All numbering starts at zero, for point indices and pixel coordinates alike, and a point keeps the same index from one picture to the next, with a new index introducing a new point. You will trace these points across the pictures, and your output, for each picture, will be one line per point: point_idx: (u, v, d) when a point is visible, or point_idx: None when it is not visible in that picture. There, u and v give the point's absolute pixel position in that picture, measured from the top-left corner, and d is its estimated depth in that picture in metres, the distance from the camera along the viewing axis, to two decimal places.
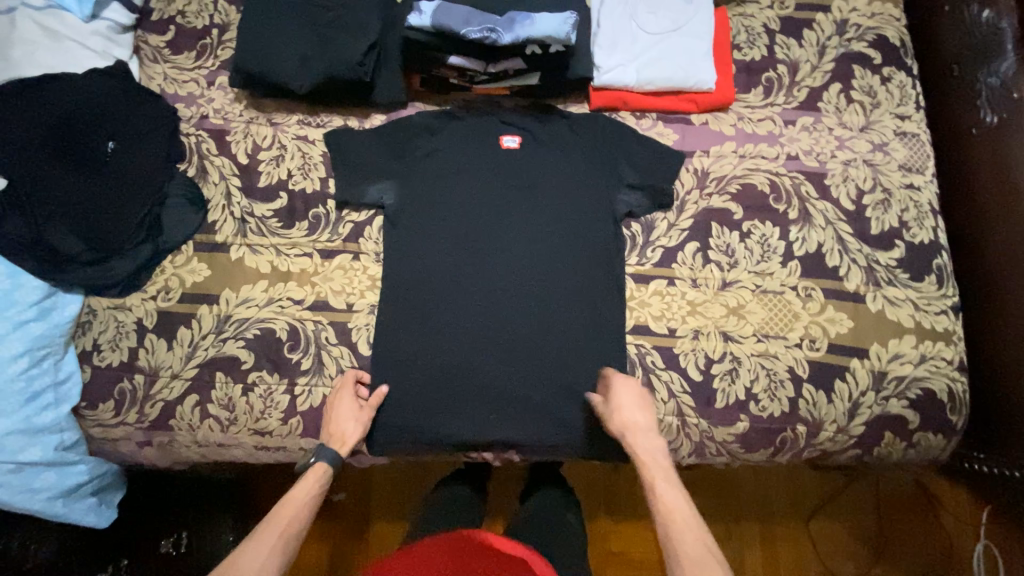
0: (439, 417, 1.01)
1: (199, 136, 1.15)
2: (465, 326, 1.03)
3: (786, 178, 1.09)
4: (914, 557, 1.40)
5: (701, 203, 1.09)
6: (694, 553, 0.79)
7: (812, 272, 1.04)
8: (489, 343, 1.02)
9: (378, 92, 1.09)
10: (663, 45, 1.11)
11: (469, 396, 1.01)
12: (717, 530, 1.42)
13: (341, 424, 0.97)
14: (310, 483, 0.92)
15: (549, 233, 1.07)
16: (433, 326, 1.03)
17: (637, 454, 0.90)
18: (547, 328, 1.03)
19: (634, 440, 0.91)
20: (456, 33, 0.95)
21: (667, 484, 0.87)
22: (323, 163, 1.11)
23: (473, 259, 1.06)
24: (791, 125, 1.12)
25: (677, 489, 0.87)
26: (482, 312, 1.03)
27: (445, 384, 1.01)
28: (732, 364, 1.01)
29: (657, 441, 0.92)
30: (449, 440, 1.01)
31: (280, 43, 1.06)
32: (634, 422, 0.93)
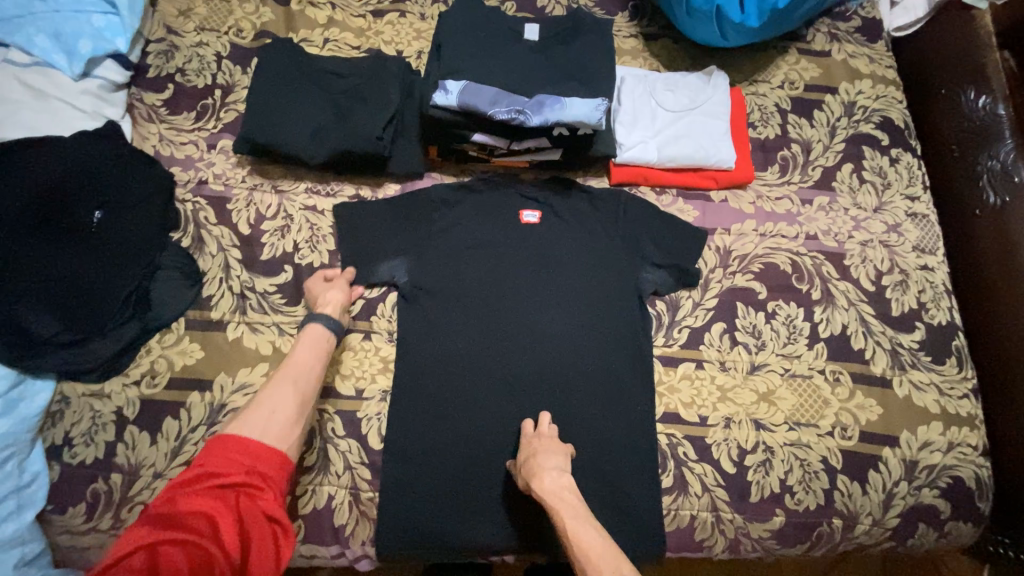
0: (459, 518, 0.92)
1: (196, 203, 1.07)
2: (487, 414, 0.96)
3: (807, 258, 1.09)
4: None
5: (725, 282, 1.07)
6: None
7: (837, 355, 1.03)
8: (514, 432, 0.96)
9: (395, 163, 1.05)
10: (683, 122, 1.12)
11: (492, 492, 0.93)
12: None
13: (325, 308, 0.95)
14: (308, 347, 0.88)
15: (574, 313, 1.02)
16: (454, 414, 0.96)
17: (547, 501, 0.82)
18: (574, 416, 0.97)
19: (540, 482, 0.83)
20: (484, 113, 0.91)
21: (580, 524, 0.79)
22: (332, 235, 1.05)
23: (495, 340, 1.00)
24: (808, 204, 1.13)
25: (593, 532, 0.78)
26: (506, 398, 0.97)
27: (467, 479, 0.94)
28: (765, 454, 0.97)
29: (569, 484, 0.85)
30: (469, 544, 0.92)
31: (293, 111, 1.01)
32: (542, 461, 0.86)
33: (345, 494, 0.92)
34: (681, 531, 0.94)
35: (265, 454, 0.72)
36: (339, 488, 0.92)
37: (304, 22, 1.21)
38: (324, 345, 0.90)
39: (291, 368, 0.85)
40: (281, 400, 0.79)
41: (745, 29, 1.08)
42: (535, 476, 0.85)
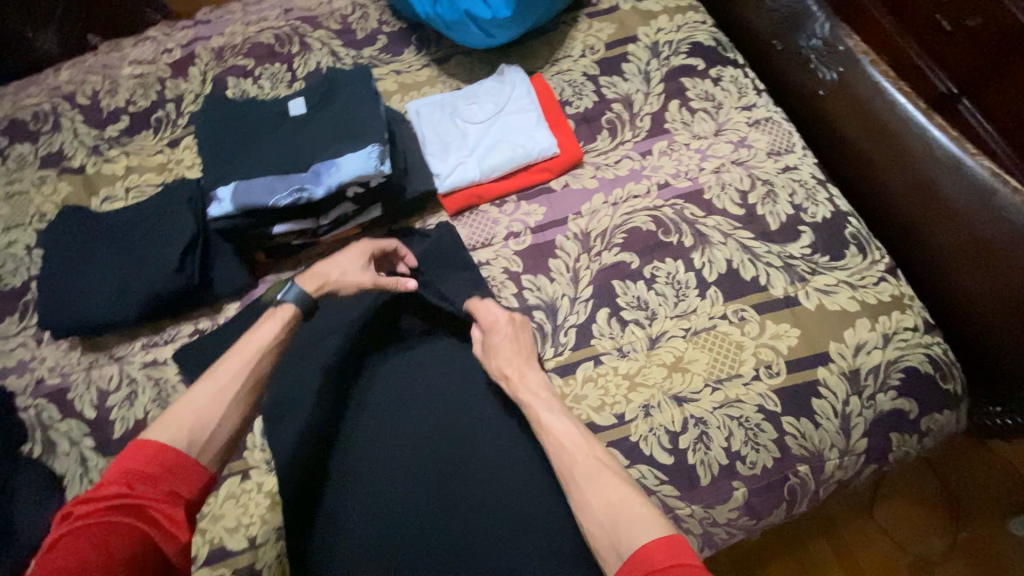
0: None
1: (39, 405, 0.99)
2: (384, 457, 0.88)
3: (666, 209, 1.02)
4: (990, 506, 1.29)
5: (593, 265, 1.00)
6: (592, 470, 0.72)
7: (734, 293, 0.95)
8: (419, 467, 0.87)
9: (219, 286, 0.99)
10: (494, 128, 1.08)
11: (409, 540, 0.83)
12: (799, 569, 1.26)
13: (329, 270, 0.90)
14: (273, 326, 0.81)
15: (436, 375, 0.93)
16: (355, 466, 0.88)
17: (520, 395, 0.84)
18: (470, 440, 0.88)
19: (512, 385, 0.85)
20: (265, 206, 0.86)
21: (553, 416, 0.80)
22: (181, 382, 0.97)
23: (383, 377, 0.94)
24: (649, 155, 1.08)
25: (569, 425, 0.79)
26: (407, 432, 0.89)
27: (382, 528, 0.84)
28: (699, 428, 0.87)
29: (535, 380, 0.86)
30: None
31: (93, 277, 0.95)
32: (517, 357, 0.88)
33: None
34: None
35: (184, 469, 0.64)
36: None
37: (104, 180, 1.17)
38: (286, 323, 0.82)
39: (231, 364, 0.75)
40: (211, 406, 0.70)
41: (502, 20, 1.06)
42: (501, 381, 0.87)
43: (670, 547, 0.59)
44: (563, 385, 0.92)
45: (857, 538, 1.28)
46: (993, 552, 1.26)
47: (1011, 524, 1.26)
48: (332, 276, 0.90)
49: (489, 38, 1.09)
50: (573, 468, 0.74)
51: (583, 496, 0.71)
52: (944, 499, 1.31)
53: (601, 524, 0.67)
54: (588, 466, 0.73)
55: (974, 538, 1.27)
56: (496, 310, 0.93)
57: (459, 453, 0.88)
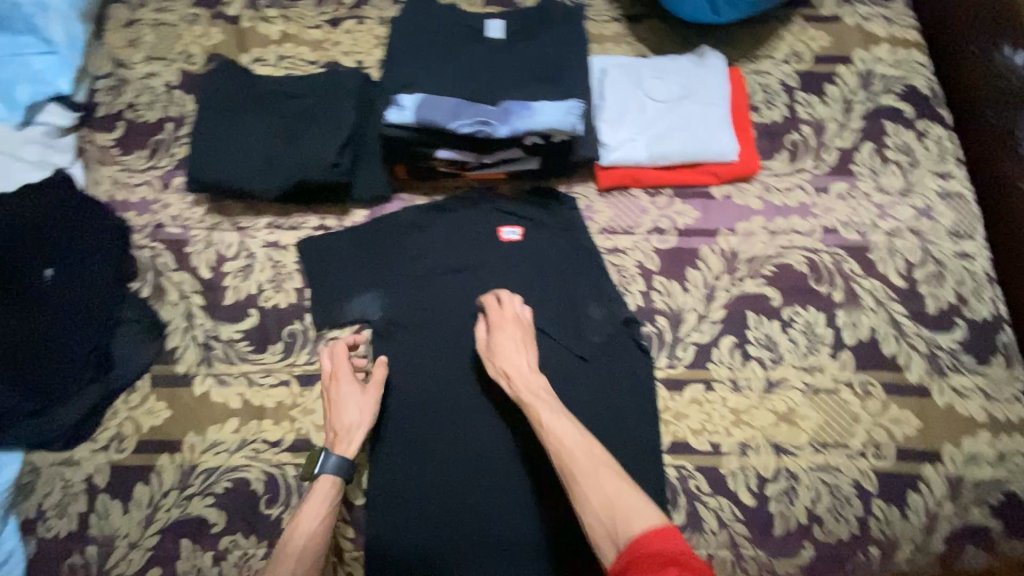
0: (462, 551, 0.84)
1: (155, 249, 0.99)
2: (440, 443, 0.88)
3: (824, 255, 0.97)
4: None
5: (733, 289, 0.96)
6: (592, 478, 0.71)
7: (866, 363, 0.92)
8: (472, 472, 0.86)
9: (358, 190, 0.96)
10: (675, 112, 1.00)
11: (436, 533, 0.85)
12: None
13: (345, 415, 0.85)
14: (317, 505, 0.79)
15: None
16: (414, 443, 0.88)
17: (522, 395, 0.81)
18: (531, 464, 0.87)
19: (510, 381, 0.82)
20: (443, 127, 0.81)
21: (553, 414, 0.78)
22: (298, 272, 0.96)
23: (481, 368, 0.90)
24: (824, 193, 1.01)
25: (569, 422, 0.77)
26: (474, 433, 0.88)
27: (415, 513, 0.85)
28: (789, 481, 0.87)
29: (540, 384, 0.82)
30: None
31: (243, 143, 0.92)
32: (518, 360, 0.84)
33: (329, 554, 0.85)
34: None
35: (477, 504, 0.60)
36: None
37: (256, 39, 1.11)
38: (331, 499, 0.80)
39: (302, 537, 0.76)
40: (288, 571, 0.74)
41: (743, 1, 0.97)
42: (500, 380, 0.84)
43: (659, 536, 0.64)
44: (668, 397, 0.90)
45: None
46: None
47: None
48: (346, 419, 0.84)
49: (715, 17, 1.02)
50: (570, 461, 0.73)
51: (585, 500, 0.70)
52: None
53: (602, 521, 0.68)
54: (588, 464, 0.72)
55: None
56: (512, 306, 0.88)
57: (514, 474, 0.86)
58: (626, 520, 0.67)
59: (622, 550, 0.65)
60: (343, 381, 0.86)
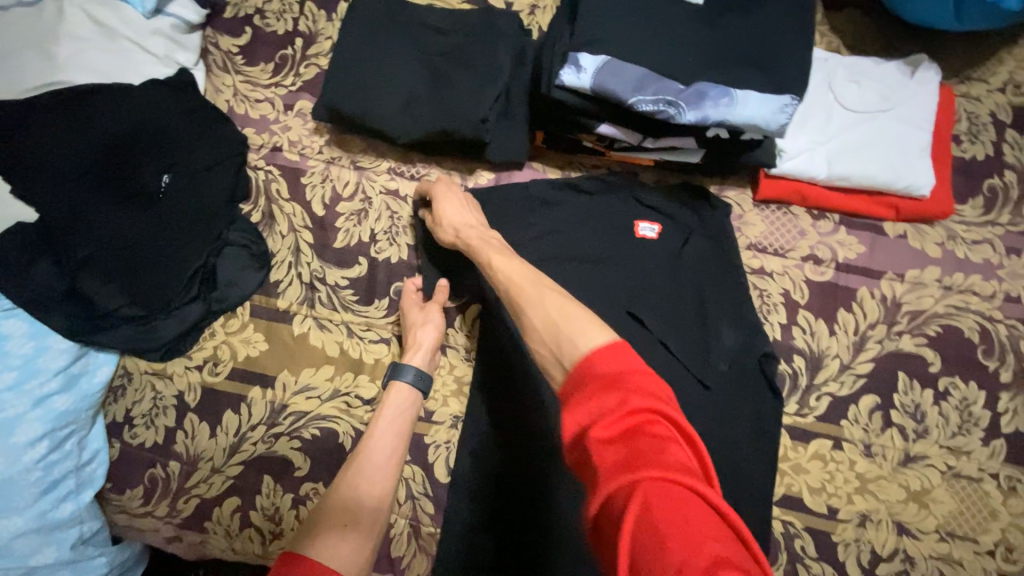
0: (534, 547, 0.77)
1: (269, 173, 0.94)
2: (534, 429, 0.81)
3: (1001, 327, 0.85)
4: None
5: (887, 343, 0.85)
6: (533, 295, 0.61)
7: (1017, 458, 0.82)
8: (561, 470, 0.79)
9: (493, 151, 0.86)
10: (867, 128, 0.86)
11: (510, 517, 0.79)
12: None
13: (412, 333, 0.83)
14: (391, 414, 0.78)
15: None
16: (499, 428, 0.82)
17: (471, 242, 0.75)
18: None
19: (464, 234, 0.77)
20: (624, 102, 0.71)
21: (495, 252, 0.71)
22: (414, 227, 0.90)
23: None
24: (1017, 255, 0.87)
25: (509, 258, 0.69)
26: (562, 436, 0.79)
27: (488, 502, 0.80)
28: (905, 565, 0.79)
29: (487, 233, 0.77)
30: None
31: (382, 75, 0.84)
32: (468, 219, 0.79)
33: (405, 525, 0.82)
34: None
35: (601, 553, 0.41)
36: (399, 519, 0.82)
37: None
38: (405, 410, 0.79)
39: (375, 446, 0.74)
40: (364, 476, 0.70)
41: (997, 11, 0.79)
42: (455, 241, 0.78)
43: (612, 350, 0.50)
44: (789, 446, 0.82)
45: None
46: None
47: None
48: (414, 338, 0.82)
49: (957, 23, 0.85)
50: (520, 306, 0.62)
51: (534, 332, 0.59)
52: None
53: (545, 340, 0.56)
54: (535, 289, 0.62)
55: None
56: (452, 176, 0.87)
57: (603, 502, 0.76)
58: (573, 339, 0.53)
59: (569, 369, 0.52)
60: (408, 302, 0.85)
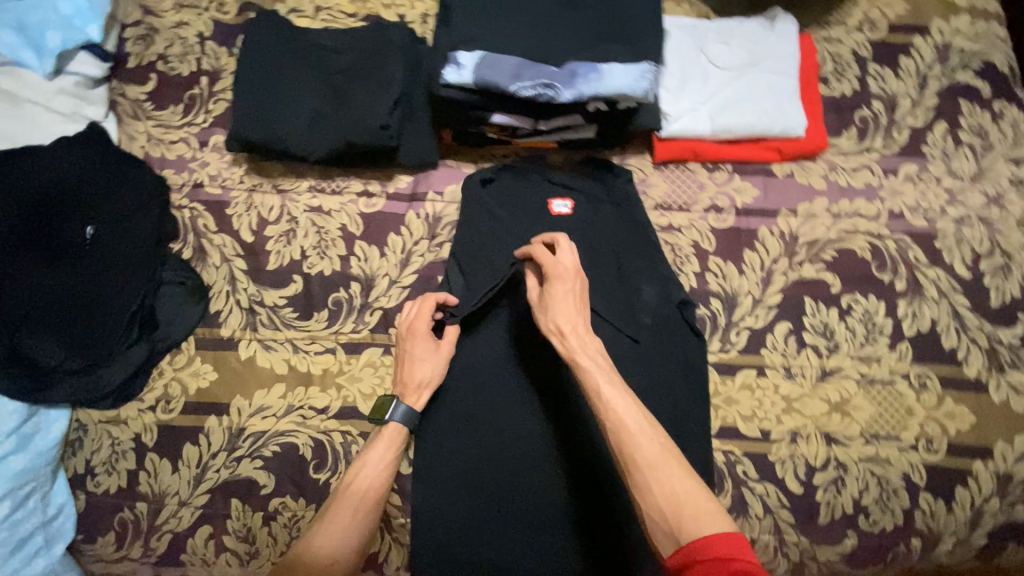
0: (507, 528, 0.83)
1: (194, 210, 0.96)
2: (498, 420, 0.86)
3: (890, 242, 0.92)
4: None
5: (790, 274, 0.92)
6: (648, 456, 0.65)
7: (926, 357, 0.89)
8: (529, 457, 0.85)
9: (404, 153, 0.91)
10: (741, 82, 0.94)
11: (485, 512, 0.83)
12: None
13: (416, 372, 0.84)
14: (382, 453, 0.80)
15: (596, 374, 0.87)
16: (475, 426, 0.86)
17: (574, 356, 0.73)
18: (585, 465, 0.84)
19: (565, 345, 0.74)
20: (505, 90, 0.76)
21: (609, 383, 0.71)
22: (342, 238, 0.94)
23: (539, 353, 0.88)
24: (892, 176, 0.95)
25: (623, 394, 0.70)
26: (534, 422, 0.86)
27: (465, 498, 0.84)
28: (838, 471, 0.86)
29: (595, 346, 0.74)
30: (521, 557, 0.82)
31: (284, 99, 0.88)
32: (565, 320, 0.75)
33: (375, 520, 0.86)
34: None
35: None
36: None
37: None
38: (394, 449, 0.80)
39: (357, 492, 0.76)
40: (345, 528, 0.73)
41: None
42: (552, 336, 0.75)
43: (729, 541, 0.58)
44: (718, 382, 0.89)
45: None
46: None
47: None
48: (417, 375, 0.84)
49: None
50: (634, 450, 0.66)
51: (645, 480, 0.64)
52: None
53: (666, 516, 0.62)
54: (653, 453, 0.65)
55: None
56: (569, 257, 0.79)
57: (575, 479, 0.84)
58: (690, 521, 0.61)
59: (685, 542, 0.60)
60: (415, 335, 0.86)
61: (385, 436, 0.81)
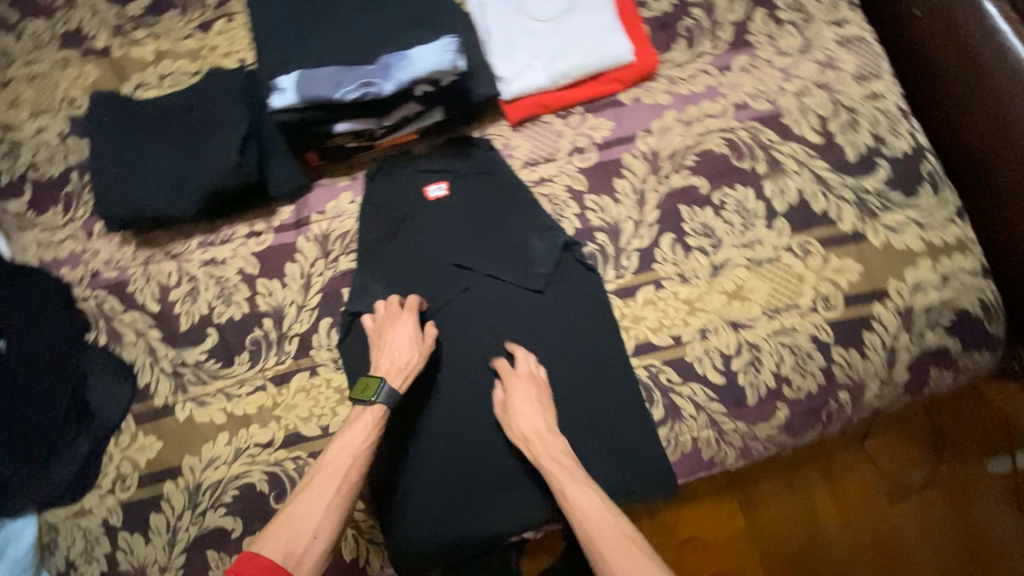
0: (485, 493, 0.88)
1: (98, 297, 1.00)
2: (444, 404, 0.91)
3: (742, 132, 0.98)
4: (982, 441, 1.34)
5: (661, 188, 0.97)
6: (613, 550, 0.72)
7: (802, 225, 0.94)
8: (485, 428, 0.90)
9: (274, 185, 0.96)
10: (563, 29, 0.99)
11: (460, 488, 0.88)
12: (783, 487, 1.33)
13: (398, 353, 0.86)
14: (358, 435, 0.81)
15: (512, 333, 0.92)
16: (431, 420, 0.90)
17: (542, 460, 0.82)
18: None
19: (533, 448, 0.83)
20: (331, 100, 0.81)
21: (572, 481, 0.80)
22: (242, 281, 0.97)
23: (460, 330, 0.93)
24: (728, 71, 1.01)
25: (591, 494, 0.79)
26: (481, 400, 0.91)
27: (441, 488, 0.88)
28: (752, 352, 0.90)
29: (559, 444, 0.84)
30: (505, 513, 0.87)
31: (145, 170, 0.93)
32: (533, 425, 0.84)
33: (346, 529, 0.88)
34: (688, 456, 0.90)
35: None
36: None
37: (135, 67, 1.09)
38: (374, 428, 0.82)
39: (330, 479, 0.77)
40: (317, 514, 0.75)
41: None
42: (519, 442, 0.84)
43: None
44: (622, 306, 0.93)
45: (847, 466, 1.34)
46: (973, 486, 1.32)
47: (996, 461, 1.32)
48: (400, 358, 0.86)
49: None
50: (598, 541, 0.74)
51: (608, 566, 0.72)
52: (934, 433, 1.35)
53: None
54: (614, 539, 0.73)
55: (953, 472, 1.33)
56: (525, 365, 0.89)
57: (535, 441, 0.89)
58: None
59: None
60: (401, 319, 0.89)
61: (362, 416, 0.82)
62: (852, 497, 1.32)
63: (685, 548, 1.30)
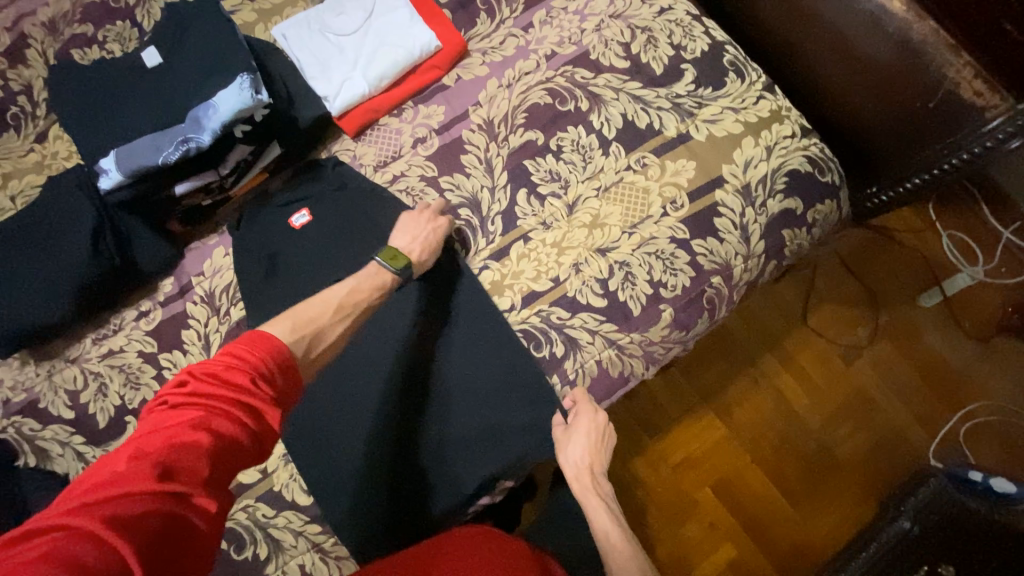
0: (440, 479, 0.93)
1: (14, 422, 0.99)
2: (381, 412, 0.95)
3: (558, 79, 1.05)
4: (905, 282, 1.42)
5: (503, 151, 1.04)
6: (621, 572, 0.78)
7: (634, 143, 1.02)
8: (426, 421, 0.95)
9: (143, 261, 1.00)
10: (369, 36, 1.05)
11: (420, 482, 0.93)
12: (744, 384, 1.40)
13: (404, 239, 0.94)
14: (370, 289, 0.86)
15: (415, 319, 0.98)
16: (373, 430, 0.95)
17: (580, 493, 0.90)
18: (467, 400, 0.95)
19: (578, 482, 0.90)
20: (161, 166, 0.92)
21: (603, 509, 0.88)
22: (146, 362, 1.00)
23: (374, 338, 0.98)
24: (531, 28, 1.08)
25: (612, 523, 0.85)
26: (412, 396, 0.95)
27: (401, 488, 0.93)
28: (624, 269, 0.97)
29: (602, 486, 0.91)
30: (462, 490, 0.93)
31: (11, 288, 0.94)
32: (583, 462, 0.91)
33: (312, 555, 0.91)
34: (598, 379, 0.96)
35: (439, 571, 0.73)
36: (303, 555, 0.91)
37: None
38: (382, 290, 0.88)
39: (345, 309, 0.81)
40: (321, 335, 0.75)
41: None
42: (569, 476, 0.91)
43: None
44: (499, 269, 0.99)
45: (799, 346, 1.42)
46: (913, 325, 1.40)
47: (925, 296, 1.40)
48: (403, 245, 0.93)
49: None
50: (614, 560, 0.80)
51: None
52: (863, 290, 1.43)
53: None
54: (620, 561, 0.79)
55: (891, 320, 1.41)
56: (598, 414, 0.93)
57: (467, 412, 0.94)
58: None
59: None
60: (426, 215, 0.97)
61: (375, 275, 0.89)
62: (808, 371, 1.40)
63: (677, 470, 1.36)
